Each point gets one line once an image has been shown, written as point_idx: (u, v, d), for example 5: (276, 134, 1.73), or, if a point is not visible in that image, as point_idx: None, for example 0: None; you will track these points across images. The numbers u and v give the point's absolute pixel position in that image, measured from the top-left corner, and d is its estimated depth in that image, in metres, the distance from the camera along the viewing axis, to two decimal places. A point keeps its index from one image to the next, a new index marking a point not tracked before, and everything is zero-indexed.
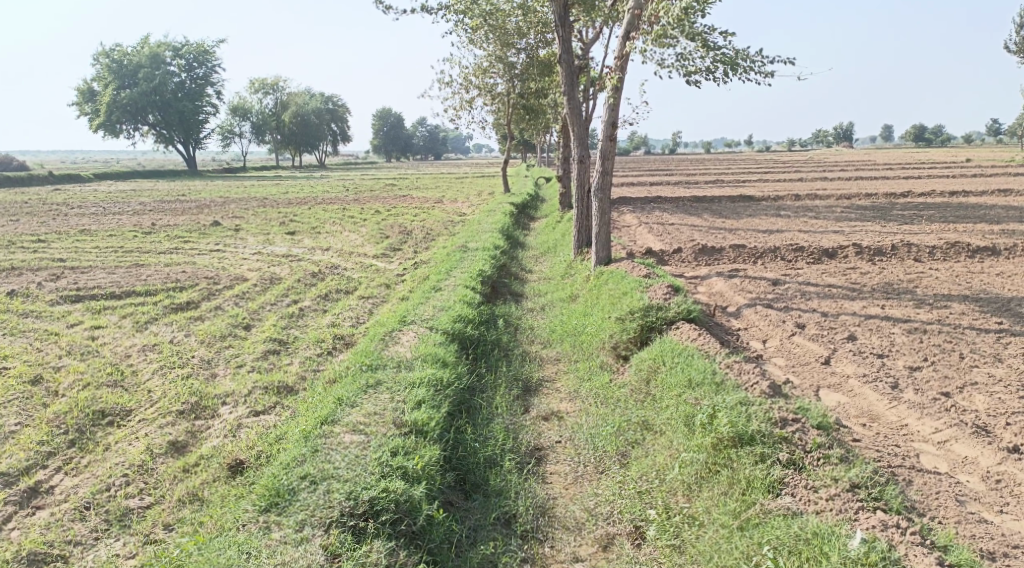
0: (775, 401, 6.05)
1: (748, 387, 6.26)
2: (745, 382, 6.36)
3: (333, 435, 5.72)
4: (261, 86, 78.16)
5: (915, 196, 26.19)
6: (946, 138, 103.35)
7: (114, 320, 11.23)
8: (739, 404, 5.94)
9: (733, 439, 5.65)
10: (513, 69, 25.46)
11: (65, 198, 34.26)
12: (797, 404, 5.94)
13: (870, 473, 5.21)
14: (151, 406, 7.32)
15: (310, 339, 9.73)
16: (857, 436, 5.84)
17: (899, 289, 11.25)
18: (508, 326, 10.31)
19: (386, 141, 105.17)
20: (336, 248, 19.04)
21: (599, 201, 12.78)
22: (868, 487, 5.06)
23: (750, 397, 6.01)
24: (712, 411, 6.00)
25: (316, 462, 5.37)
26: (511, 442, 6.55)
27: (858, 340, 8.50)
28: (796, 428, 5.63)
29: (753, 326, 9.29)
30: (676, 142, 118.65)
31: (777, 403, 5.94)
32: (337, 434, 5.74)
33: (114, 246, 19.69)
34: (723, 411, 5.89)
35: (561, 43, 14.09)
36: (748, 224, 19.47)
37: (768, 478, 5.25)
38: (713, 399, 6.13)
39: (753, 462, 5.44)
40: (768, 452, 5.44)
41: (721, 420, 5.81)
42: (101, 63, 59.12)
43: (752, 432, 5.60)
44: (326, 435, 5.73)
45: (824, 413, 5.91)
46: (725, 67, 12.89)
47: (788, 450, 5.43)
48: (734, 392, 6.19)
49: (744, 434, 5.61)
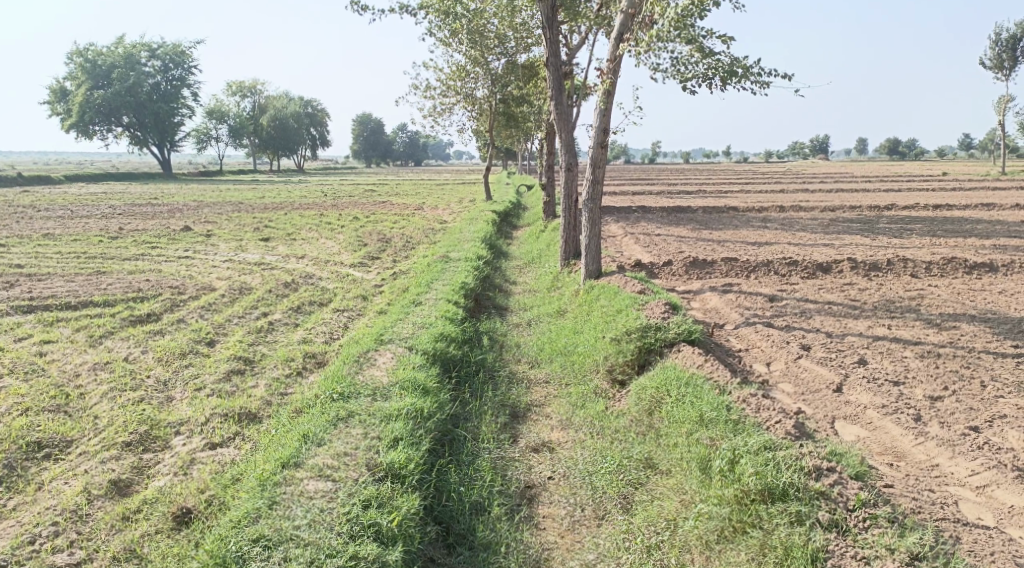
0: (803, 445, 5.42)
1: (771, 427, 5.65)
2: (766, 419, 5.78)
3: (295, 483, 4.98)
4: (239, 89, 76.82)
5: (900, 209, 25.94)
6: (920, 152, 104.73)
7: (66, 334, 10.35)
8: (764, 450, 5.34)
9: (763, 494, 5.07)
10: (495, 74, 24.85)
11: (32, 200, 32.97)
12: (828, 449, 5.35)
13: (926, 539, 4.59)
14: (94, 436, 6.51)
15: (279, 357, 8.96)
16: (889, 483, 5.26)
17: (901, 307, 10.72)
18: (493, 345, 9.61)
19: (366, 146, 104.25)
20: (312, 256, 18.23)
21: (590, 210, 12.14)
22: (928, 558, 4.44)
23: (774, 441, 5.40)
24: (733, 456, 5.40)
25: (273, 520, 4.63)
26: (499, 483, 5.87)
27: (870, 364, 7.94)
28: (834, 481, 5.03)
29: (754, 347, 8.70)
30: (655, 152, 118.97)
31: (806, 448, 5.32)
32: (301, 481, 5.01)
33: (76, 252, 18.70)
34: (747, 459, 5.30)
35: (548, 46, 13.44)
36: (736, 235, 18.96)
37: (809, 546, 4.63)
38: (733, 442, 5.52)
39: (788, 524, 4.84)
40: (806, 512, 4.84)
41: (745, 470, 5.23)
42: (74, 62, 57.58)
43: (784, 486, 5.02)
44: (288, 482, 4.99)
45: (857, 461, 5.30)
46: (722, 73, 12.34)
47: (829, 508, 4.83)
48: (756, 434, 5.58)
49: (776, 488, 5.04)
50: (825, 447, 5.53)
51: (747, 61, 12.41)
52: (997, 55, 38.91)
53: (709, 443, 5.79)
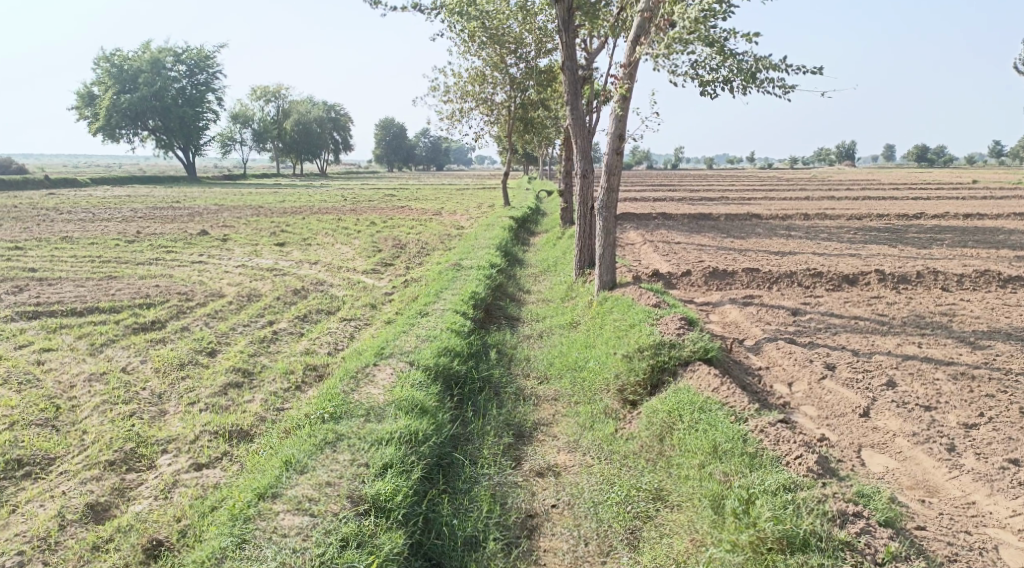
0: (825, 484, 5.01)
1: (790, 462, 5.23)
2: (786, 453, 5.36)
3: (271, 518, 4.82)
4: (263, 93, 77.43)
5: (928, 217, 25.20)
6: (949, 159, 102.60)
7: (67, 341, 10.15)
8: (782, 490, 4.95)
9: (781, 542, 4.64)
10: (513, 78, 24.53)
11: (56, 202, 33.22)
12: (854, 491, 4.97)
13: None
14: (78, 453, 6.23)
15: (278, 369, 8.66)
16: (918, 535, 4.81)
17: (931, 323, 10.18)
18: (501, 358, 9.24)
19: (389, 151, 104.66)
20: (325, 262, 18.00)
21: (604, 219, 11.74)
22: None
23: (795, 481, 5.00)
24: (749, 497, 4.99)
25: (240, 562, 4.46)
26: (497, 513, 5.53)
27: (899, 386, 7.43)
28: (861, 530, 4.62)
29: (775, 365, 8.25)
30: (678, 158, 117.99)
31: (827, 490, 4.92)
32: (276, 516, 4.84)
33: (91, 255, 18.62)
34: (764, 501, 4.89)
35: (564, 50, 13.07)
36: (758, 244, 18.42)
37: None
38: (750, 481, 5.10)
39: None
40: (827, 565, 4.42)
41: (761, 510, 4.84)
42: (102, 67, 58.32)
43: (804, 535, 4.60)
44: (262, 517, 4.83)
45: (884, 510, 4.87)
46: (744, 78, 11.90)
47: (853, 562, 4.42)
48: (775, 470, 5.17)
49: (796, 536, 4.61)
50: (848, 486, 5.10)
51: (770, 64, 11.94)
52: None
53: (723, 477, 5.38)
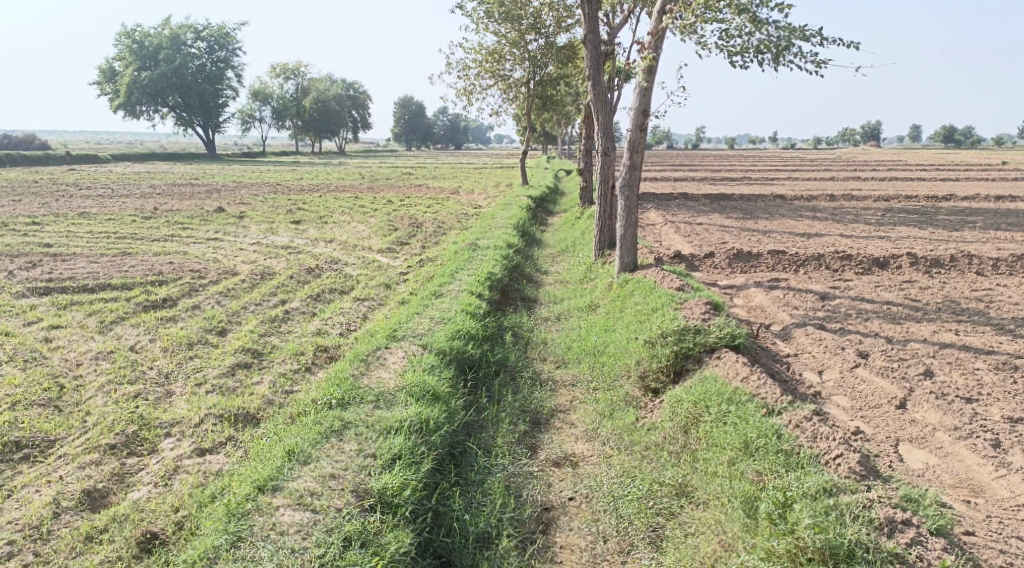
0: (867, 488, 4.70)
1: (830, 462, 4.92)
2: (825, 451, 5.02)
3: (270, 513, 4.60)
4: (282, 70, 77.17)
5: (958, 199, 24.47)
6: (977, 140, 100.14)
7: (77, 319, 9.97)
8: (822, 494, 4.64)
9: (823, 553, 4.30)
10: (532, 54, 23.96)
11: (76, 178, 33.28)
12: (895, 497, 4.62)
13: None
14: (79, 436, 6.03)
15: (288, 350, 8.41)
16: (959, 544, 4.48)
17: (968, 309, 9.70)
18: (517, 341, 8.93)
19: (408, 130, 104.30)
20: (340, 240, 17.74)
21: (626, 198, 11.34)
22: None
23: (837, 484, 4.68)
24: (785, 500, 4.68)
25: (237, 562, 4.25)
26: (511, 507, 5.27)
27: (938, 377, 7.02)
28: (910, 540, 4.30)
29: (804, 352, 7.87)
30: (699, 138, 116.21)
31: (870, 496, 4.61)
32: (276, 511, 4.62)
33: (107, 231, 18.50)
34: (803, 505, 4.59)
35: (587, 23, 12.59)
36: (782, 226, 17.90)
37: None
38: (785, 483, 4.81)
39: None
40: None
41: (801, 515, 4.53)
42: (122, 43, 58.23)
43: (849, 545, 4.29)
44: (261, 512, 4.61)
45: (928, 520, 4.53)
46: (776, 49, 11.37)
47: None
48: (814, 472, 4.86)
49: (840, 546, 4.29)
50: (892, 489, 4.78)
51: (804, 36, 11.42)
52: None
53: (756, 477, 5.07)
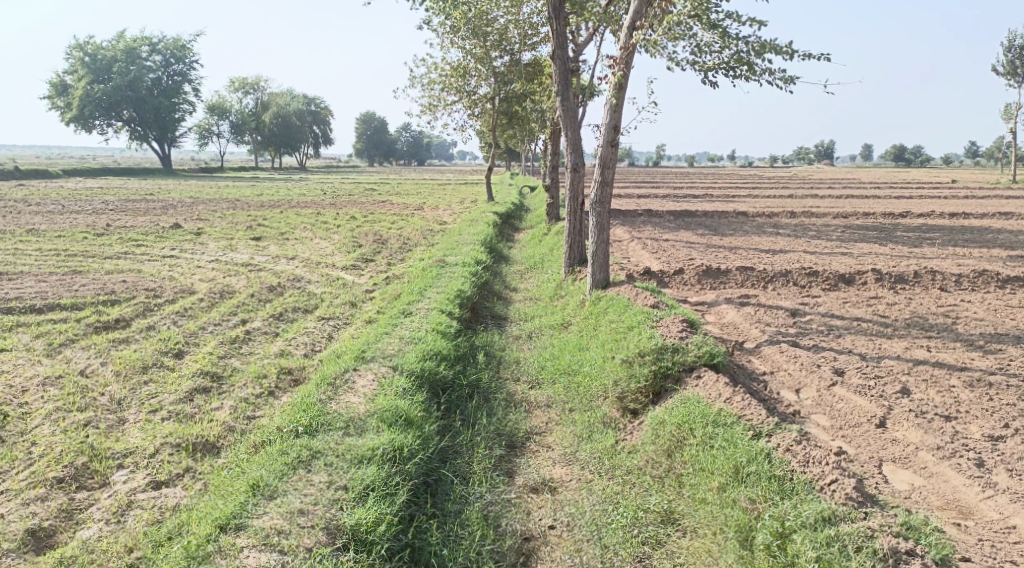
0: (863, 518, 4.67)
1: (826, 489, 4.89)
2: (819, 477, 5.01)
3: (234, 554, 4.27)
4: (241, 85, 76.08)
5: (913, 216, 25.03)
6: (926, 159, 103.51)
7: (23, 341, 9.42)
8: (820, 525, 4.60)
9: None
10: (496, 71, 23.88)
11: (25, 193, 32.21)
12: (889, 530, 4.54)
13: None
14: (23, 469, 5.58)
15: (250, 373, 8.04)
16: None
17: (935, 326, 9.76)
18: (489, 361, 8.68)
19: (370, 146, 103.58)
20: (303, 257, 17.31)
21: (598, 214, 11.22)
22: None
23: (834, 513, 4.66)
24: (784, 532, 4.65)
25: None
26: (491, 539, 5.03)
27: (915, 394, 6.98)
28: None
29: (780, 370, 7.78)
30: (659, 155, 117.68)
31: (866, 526, 4.58)
32: (239, 552, 4.29)
33: (56, 249, 17.75)
34: (802, 537, 4.57)
35: (555, 39, 12.52)
36: (747, 242, 18.02)
37: None
38: (783, 515, 4.77)
39: None
40: None
41: (802, 546, 4.53)
42: (74, 56, 56.74)
43: None
44: (223, 553, 4.28)
45: (923, 550, 4.47)
46: (745, 64, 11.44)
47: None
48: (810, 499, 4.83)
49: None
50: (891, 516, 4.78)
51: (773, 51, 11.53)
52: (1010, 62, 37.76)
53: (749, 505, 5.04)
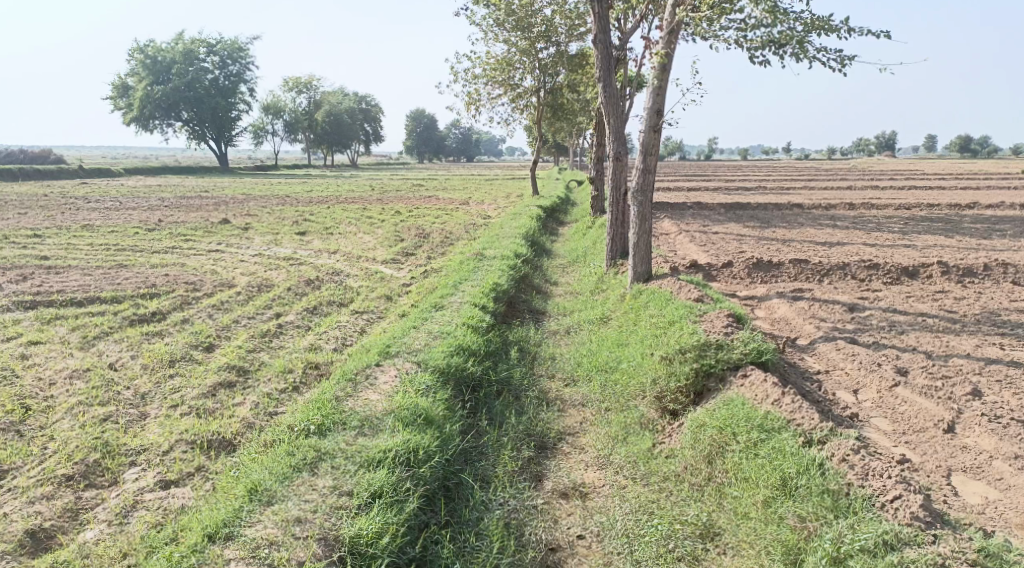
0: (922, 544, 4.13)
1: (887, 507, 4.37)
2: (880, 492, 4.48)
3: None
4: (295, 84, 77.37)
5: (982, 207, 23.60)
6: (995, 149, 98.65)
7: (59, 334, 9.43)
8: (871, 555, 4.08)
9: None
10: (542, 62, 23.38)
11: (86, 191, 33.17)
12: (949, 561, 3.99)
13: None
14: (34, 465, 5.43)
15: (276, 368, 7.82)
16: None
17: (1010, 322, 8.94)
18: (523, 357, 8.28)
19: (420, 143, 104.20)
20: (345, 251, 17.18)
21: (640, 205, 10.70)
22: None
23: (889, 538, 4.13)
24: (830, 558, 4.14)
25: None
26: (510, 552, 4.66)
27: (988, 397, 6.29)
28: None
29: (836, 368, 7.16)
30: (711, 149, 115.13)
31: (926, 555, 4.04)
32: (225, 564, 4.03)
33: (108, 244, 18.05)
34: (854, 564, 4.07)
35: (598, 22, 11.93)
36: (802, 235, 17.15)
37: None
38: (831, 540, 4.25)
39: None
40: None
41: None
42: (135, 58, 58.42)
43: None
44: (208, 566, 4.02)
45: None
46: (795, 42, 10.71)
47: None
48: (868, 520, 4.31)
49: None
50: (965, 541, 4.21)
51: (828, 28, 10.76)
52: None
53: (799, 523, 4.55)
